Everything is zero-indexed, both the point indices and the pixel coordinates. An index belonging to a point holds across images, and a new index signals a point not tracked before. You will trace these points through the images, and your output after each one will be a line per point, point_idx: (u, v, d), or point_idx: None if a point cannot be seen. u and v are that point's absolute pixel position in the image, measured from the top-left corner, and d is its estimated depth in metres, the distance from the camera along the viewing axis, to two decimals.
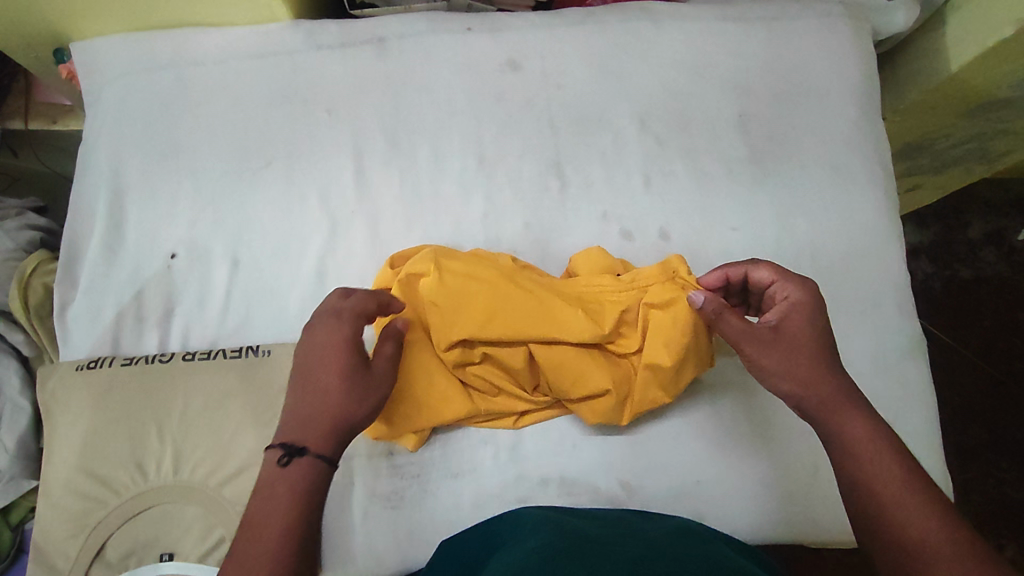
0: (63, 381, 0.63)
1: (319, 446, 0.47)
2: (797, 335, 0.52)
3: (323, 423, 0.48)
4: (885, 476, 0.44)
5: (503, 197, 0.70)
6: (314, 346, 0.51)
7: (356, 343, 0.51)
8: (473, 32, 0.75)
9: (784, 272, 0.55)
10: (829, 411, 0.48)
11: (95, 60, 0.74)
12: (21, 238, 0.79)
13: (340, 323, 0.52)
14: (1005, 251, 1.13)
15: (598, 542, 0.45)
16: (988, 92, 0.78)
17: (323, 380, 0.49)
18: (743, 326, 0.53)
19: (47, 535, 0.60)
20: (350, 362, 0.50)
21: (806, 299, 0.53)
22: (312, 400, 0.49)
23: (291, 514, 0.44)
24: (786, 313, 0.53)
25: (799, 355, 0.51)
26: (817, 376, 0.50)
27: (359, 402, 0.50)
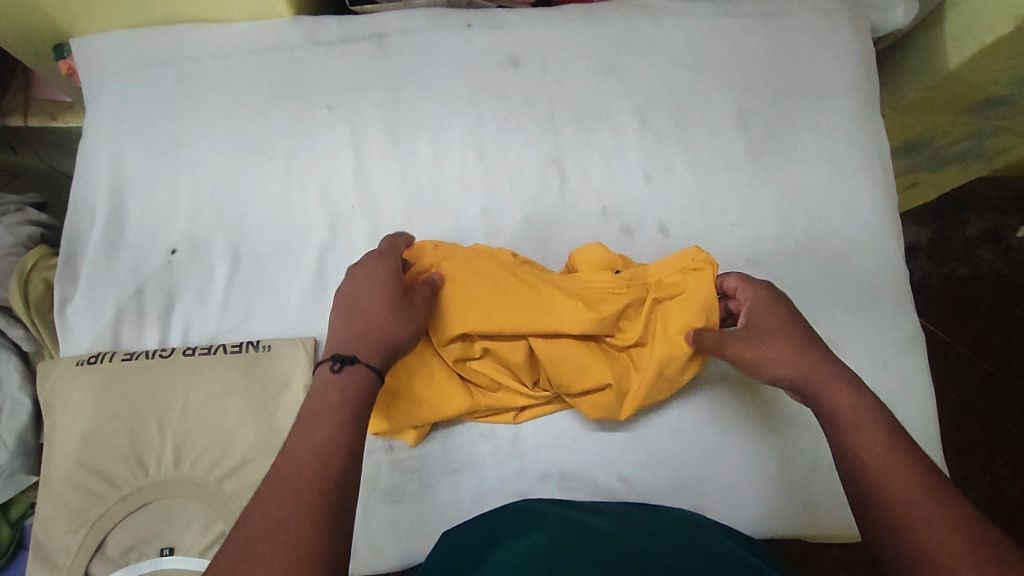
0: (63, 376, 0.63)
1: (370, 358, 0.49)
2: (769, 325, 0.54)
3: (371, 339, 0.50)
4: (875, 450, 0.44)
5: (502, 193, 0.71)
6: (360, 279, 0.55)
7: (396, 277, 0.56)
8: (473, 28, 0.75)
9: (748, 278, 0.58)
10: (818, 385, 0.49)
11: (95, 56, 0.74)
12: (21, 234, 0.79)
13: (381, 262, 0.57)
14: (1003, 248, 1.13)
15: (599, 533, 0.45)
16: (986, 89, 0.78)
17: (370, 306, 0.52)
18: (720, 335, 0.56)
19: (47, 531, 0.60)
20: (393, 290, 0.54)
21: (767, 294, 0.56)
22: (360, 319, 0.51)
23: (335, 419, 0.44)
24: (751, 311, 0.56)
25: (776, 340, 0.53)
26: (801, 359, 0.51)
27: (404, 324, 0.53)
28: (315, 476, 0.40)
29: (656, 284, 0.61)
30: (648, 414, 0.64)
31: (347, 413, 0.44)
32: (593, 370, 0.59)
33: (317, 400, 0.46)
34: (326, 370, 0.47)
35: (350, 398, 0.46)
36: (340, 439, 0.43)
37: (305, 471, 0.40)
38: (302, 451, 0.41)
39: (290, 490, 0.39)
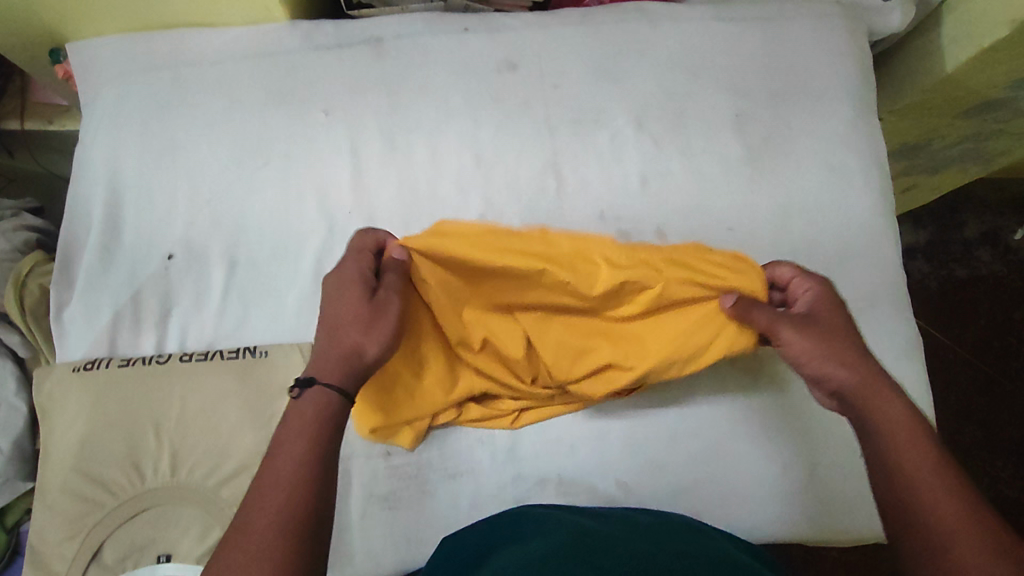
0: (60, 382, 0.63)
1: (330, 377, 0.46)
2: (831, 320, 0.51)
3: (335, 356, 0.47)
4: (920, 471, 0.42)
5: (500, 197, 0.70)
6: (331, 284, 0.52)
7: (363, 277, 0.52)
8: (470, 32, 0.75)
9: (805, 270, 0.56)
10: (871, 396, 0.46)
11: (91, 60, 0.74)
12: (17, 239, 0.79)
13: (350, 261, 0.53)
14: (1000, 250, 1.13)
15: (597, 537, 0.46)
16: (984, 93, 0.78)
17: (337, 314, 0.49)
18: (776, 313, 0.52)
19: (44, 538, 0.59)
20: (361, 294, 0.50)
21: (827, 289, 0.53)
22: (325, 333, 0.49)
23: (303, 444, 0.43)
24: (813, 302, 0.53)
25: (833, 337, 0.49)
26: (862, 365, 0.48)
27: (370, 331, 0.49)
28: (282, 511, 0.40)
29: (682, 273, 0.57)
30: (647, 419, 0.63)
31: (318, 438, 0.43)
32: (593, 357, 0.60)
33: (288, 424, 0.44)
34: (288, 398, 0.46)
35: (321, 421, 0.44)
36: (305, 468, 0.42)
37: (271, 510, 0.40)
38: (271, 485, 0.41)
39: (261, 526, 0.39)
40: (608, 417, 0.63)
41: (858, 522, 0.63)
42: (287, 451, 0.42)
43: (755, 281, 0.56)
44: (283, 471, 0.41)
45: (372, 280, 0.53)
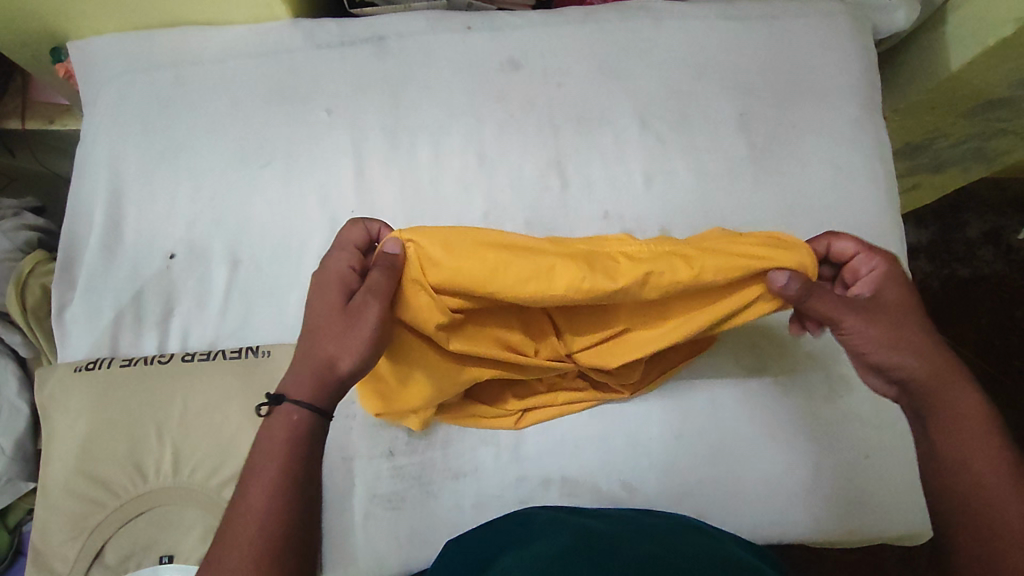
0: (61, 383, 0.62)
1: (300, 394, 0.46)
2: (895, 307, 0.50)
3: (307, 370, 0.46)
4: (989, 464, 0.45)
5: (503, 197, 0.70)
6: (314, 286, 0.50)
7: (345, 281, 0.49)
8: (473, 31, 0.74)
9: (868, 245, 0.53)
10: (940, 387, 0.48)
11: (92, 59, 0.74)
12: (18, 239, 0.79)
13: (334, 260, 0.50)
14: (1004, 249, 1.13)
15: (604, 539, 0.45)
16: (988, 91, 0.78)
17: (313, 322, 0.48)
18: (839, 300, 0.49)
19: (46, 538, 0.59)
20: (338, 300, 0.48)
21: (894, 270, 0.52)
22: (302, 343, 0.47)
23: (279, 466, 0.44)
24: (878, 284, 0.51)
25: (903, 325, 0.49)
26: (930, 353, 0.49)
27: (344, 342, 0.46)
28: (265, 527, 0.42)
29: (724, 261, 0.50)
30: (651, 418, 0.63)
31: (294, 458, 0.44)
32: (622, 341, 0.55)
33: (263, 442, 0.45)
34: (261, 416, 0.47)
35: (296, 439, 0.45)
36: (284, 483, 0.43)
37: (252, 533, 0.42)
38: (249, 509, 0.43)
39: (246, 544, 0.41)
40: (612, 417, 0.63)
41: (865, 524, 0.62)
42: (263, 473, 0.43)
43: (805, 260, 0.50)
44: (260, 493, 0.43)
45: (354, 281, 0.49)
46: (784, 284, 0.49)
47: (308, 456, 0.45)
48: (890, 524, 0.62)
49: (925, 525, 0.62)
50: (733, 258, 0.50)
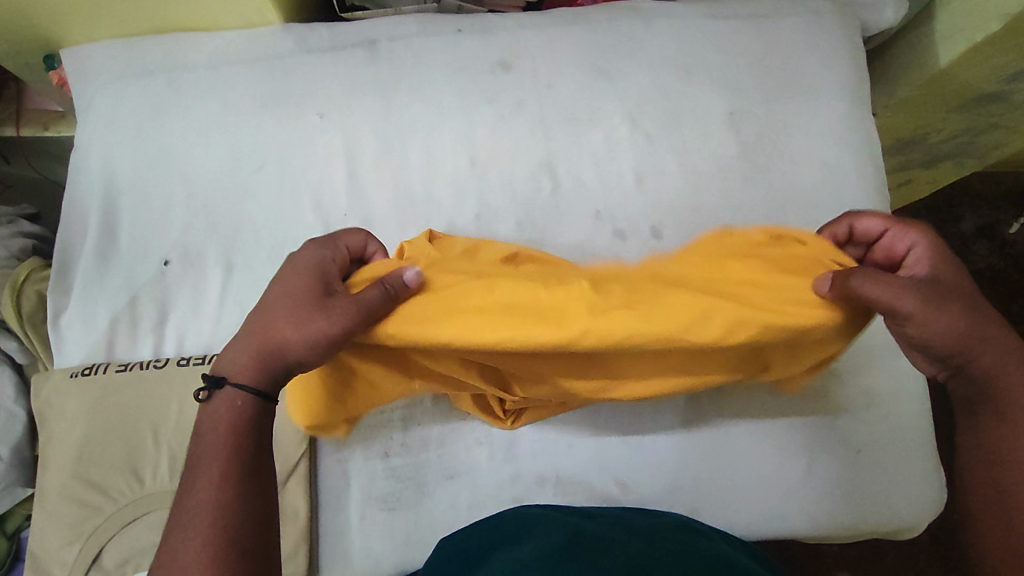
0: (57, 389, 0.63)
1: (241, 377, 0.48)
2: (952, 286, 0.48)
3: (252, 350, 0.48)
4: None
5: (495, 197, 0.71)
6: (287, 268, 0.51)
7: (323, 272, 0.51)
8: (464, 33, 0.75)
9: (898, 219, 0.53)
10: (998, 376, 0.48)
11: (86, 66, 0.74)
12: (14, 247, 0.79)
13: (314, 250, 0.52)
14: (998, 244, 1.13)
15: (595, 539, 0.45)
16: (977, 88, 0.78)
17: (276, 298, 0.49)
18: (895, 284, 0.46)
19: (44, 543, 0.60)
20: (305, 284, 0.49)
21: (934, 242, 0.51)
22: (256, 320, 0.49)
23: (223, 455, 0.46)
24: (925, 265, 0.50)
25: (967, 309, 0.47)
26: (993, 338, 0.48)
27: (297, 327, 0.47)
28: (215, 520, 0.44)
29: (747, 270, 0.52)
30: (644, 417, 0.64)
31: (236, 447, 0.46)
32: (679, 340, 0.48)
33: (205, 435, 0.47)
34: (198, 399, 0.49)
35: (238, 429, 0.47)
36: (226, 479, 0.45)
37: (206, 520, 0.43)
38: (200, 499, 0.44)
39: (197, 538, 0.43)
40: (605, 416, 0.64)
41: (855, 520, 0.62)
42: (209, 465, 0.45)
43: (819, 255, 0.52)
44: (210, 484, 0.45)
45: (328, 271, 0.51)
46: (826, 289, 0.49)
47: (249, 444, 0.47)
48: (883, 519, 0.63)
49: (914, 519, 0.63)
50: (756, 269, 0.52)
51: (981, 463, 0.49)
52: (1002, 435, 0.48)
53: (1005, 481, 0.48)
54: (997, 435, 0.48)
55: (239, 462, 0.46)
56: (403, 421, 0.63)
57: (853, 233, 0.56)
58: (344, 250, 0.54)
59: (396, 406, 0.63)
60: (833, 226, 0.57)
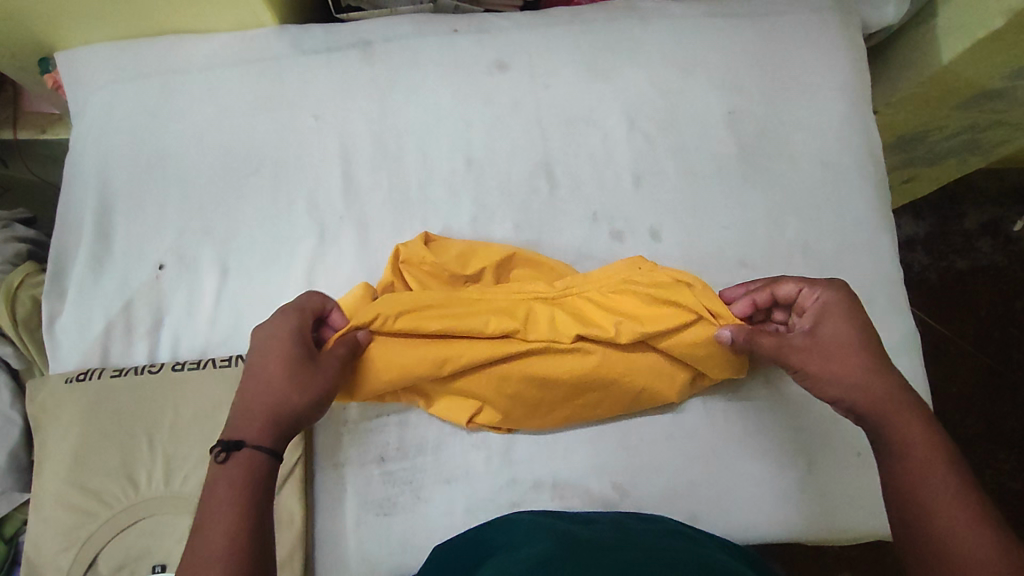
0: (52, 394, 0.63)
1: (259, 438, 0.50)
2: (835, 338, 0.54)
3: (262, 416, 0.51)
4: (942, 489, 0.45)
5: (491, 199, 0.70)
6: (265, 338, 0.55)
7: (302, 337, 0.55)
8: (460, 33, 0.74)
9: (808, 281, 0.58)
10: (884, 414, 0.50)
11: (80, 69, 0.74)
12: (8, 251, 0.79)
13: (287, 316, 0.56)
14: (1002, 241, 1.12)
15: (591, 547, 0.45)
16: (981, 84, 0.77)
17: (263, 367, 0.53)
18: (777, 342, 0.55)
19: (38, 549, 0.59)
20: (294, 352, 0.54)
21: (839, 298, 0.56)
22: (253, 390, 0.52)
23: (236, 509, 0.46)
24: (819, 317, 0.56)
25: (840, 358, 0.52)
26: (872, 380, 0.51)
27: (304, 389, 0.53)
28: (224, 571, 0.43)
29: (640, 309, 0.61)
30: (641, 421, 0.63)
31: (249, 500, 0.47)
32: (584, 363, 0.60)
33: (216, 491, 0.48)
34: (213, 461, 0.49)
35: (251, 483, 0.48)
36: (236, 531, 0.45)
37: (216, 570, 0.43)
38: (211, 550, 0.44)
39: None
40: (602, 421, 0.63)
41: (856, 523, 0.62)
42: (221, 518, 0.46)
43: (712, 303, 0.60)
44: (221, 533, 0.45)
45: (307, 335, 0.56)
46: (728, 338, 0.58)
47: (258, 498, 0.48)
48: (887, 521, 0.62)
49: None
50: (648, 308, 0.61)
51: (899, 499, 0.47)
52: (901, 469, 0.47)
53: (917, 517, 0.45)
54: (897, 471, 0.47)
55: (250, 515, 0.46)
56: (399, 425, 0.63)
57: (775, 298, 0.60)
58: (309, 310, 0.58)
59: (390, 410, 0.63)
60: (750, 291, 0.61)
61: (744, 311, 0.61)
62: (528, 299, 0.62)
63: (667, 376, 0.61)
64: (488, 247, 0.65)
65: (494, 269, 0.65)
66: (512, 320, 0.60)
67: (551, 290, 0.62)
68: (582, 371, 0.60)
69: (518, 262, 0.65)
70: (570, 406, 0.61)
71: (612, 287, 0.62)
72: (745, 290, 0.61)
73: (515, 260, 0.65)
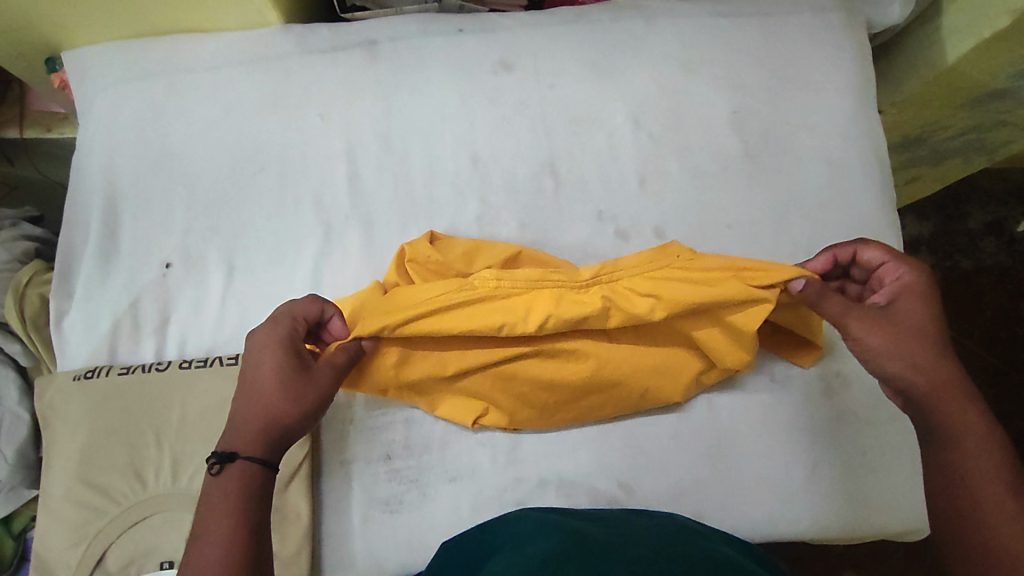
0: (60, 391, 0.63)
1: (250, 449, 0.50)
2: (907, 317, 0.53)
3: (255, 426, 0.51)
4: (990, 481, 0.46)
5: (496, 199, 0.70)
6: (259, 349, 0.55)
7: (292, 346, 0.55)
8: (465, 33, 0.74)
9: (896, 255, 0.57)
10: (940, 401, 0.50)
11: (88, 69, 0.74)
12: (16, 250, 0.79)
13: (276, 325, 0.56)
14: (1007, 240, 1.12)
15: (597, 542, 0.45)
16: (986, 84, 0.77)
17: (256, 377, 0.53)
18: (848, 305, 0.54)
19: (48, 545, 0.60)
20: (284, 364, 0.53)
21: (921, 282, 0.55)
22: (249, 401, 0.52)
23: (230, 521, 0.47)
24: (897, 293, 0.55)
25: (909, 336, 0.52)
26: (934, 366, 0.51)
27: (294, 403, 0.53)
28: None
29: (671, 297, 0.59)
30: (646, 419, 0.63)
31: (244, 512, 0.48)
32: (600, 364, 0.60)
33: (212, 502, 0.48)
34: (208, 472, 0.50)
35: (245, 495, 0.49)
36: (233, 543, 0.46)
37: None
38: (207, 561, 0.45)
39: None
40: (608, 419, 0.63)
41: (862, 522, 0.62)
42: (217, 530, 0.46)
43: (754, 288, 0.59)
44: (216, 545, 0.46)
45: (300, 345, 0.56)
46: (801, 287, 0.58)
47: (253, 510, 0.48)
48: (892, 520, 0.62)
49: (922, 520, 0.62)
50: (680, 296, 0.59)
51: (940, 484, 0.48)
52: (953, 458, 0.48)
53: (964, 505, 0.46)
54: (947, 457, 0.48)
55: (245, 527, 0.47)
56: (404, 423, 0.63)
57: (854, 260, 0.59)
58: (302, 318, 0.57)
59: (397, 408, 0.64)
60: (833, 248, 0.59)
61: (823, 267, 0.59)
62: (548, 296, 0.59)
63: (671, 377, 0.61)
64: (494, 246, 0.65)
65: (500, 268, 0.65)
66: (524, 320, 0.58)
67: (574, 283, 0.60)
68: (583, 374, 0.60)
69: (524, 260, 0.66)
70: (576, 408, 0.62)
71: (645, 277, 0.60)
72: (828, 248, 0.60)
73: (523, 256, 0.65)
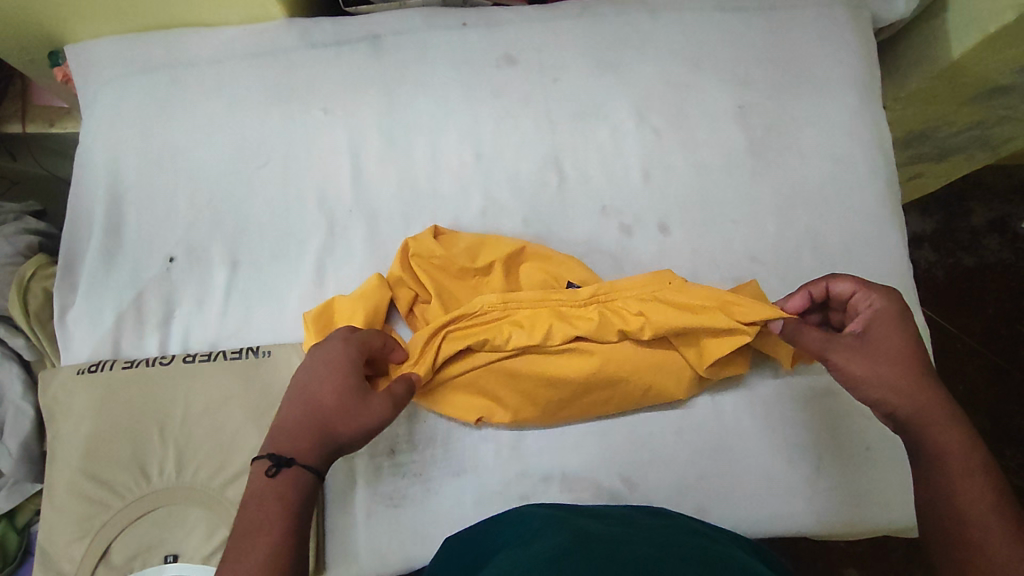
0: (64, 385, 0.63)
1: (307, 457, 0.51)
2: (884, 342, 0.53)
3: (311, 436, 0.51)
4: (974, 500, 0.46)
5: (501, 194, 0.70)
6: (317, 365, 0.54)
7: (357, 367, 0.54)
8: (469, 27, 0.74)
9: (865, 283, 0.56)
10: (924, 422, 0.50)
11: (91, 62, 0.74)
12: (20, 243, 0.79)
13: (348, 345, 0.55)
14: (1010, 237, 1.12)
15: (604, 540, 0.44)
16: (991, 79, 0.77)
17: (316, 391, 0.53)
18: (826, 336, 0.54)
19: (52, 538, 0.60)
20: (348, 382, 0.53)
21: (892, 305, 0.55)
22: (303, 413, 0.52)
23: (280, 525, 0.47)
24: (870, 321, 0.55)
25: (888, 363, 0.52)
26: (915, 385, 0.51)
27: (351, 423, 0.52)
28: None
29: (674, 313, 0.59)
30: (650, 414, 0.63)
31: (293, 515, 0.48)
32: (603, 369, 0.60)
33: (263, 503, 0.48)
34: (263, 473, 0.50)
35: (294, 501, 0.49)
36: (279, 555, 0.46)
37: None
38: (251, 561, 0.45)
39: None
40: (613, 416, 0.63)
41: (862, 518, 0.62)
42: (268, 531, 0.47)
43: (750, 305, 0.59)
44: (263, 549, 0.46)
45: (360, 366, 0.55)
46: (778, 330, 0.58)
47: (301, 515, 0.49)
48: (893, 517, 0.62)
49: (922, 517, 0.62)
50: (677, 315, 0.59)
51: (927, 510, 0.49)
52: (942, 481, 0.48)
53: (951, 527, 0.47)
54: (933, 482, 0.49)
55: (290, 532, 0.47)
56: (408, 418, 0.63)
57: (828, 294, 0.58)
58: (366, 343, 0.57)
59: None
60: (807, 285, 0.58)
61: (799, 308, 0.58)
62: (550, 312, 0.61)
63: (672, 374, 0.61)
64: (499, 240, 0.65)
65: (504, 264, 0.64)
66: (532, 334, 0.60)
67: (573, 300, 0.61)
68: (587, 371, 0.60)
69: (528, 256, 0.65)
70: (581, 405, 0.61)
71: (645, 296, 0.61)
72: (802, 287, 0.59)
73: (523, 255, 0.65)
